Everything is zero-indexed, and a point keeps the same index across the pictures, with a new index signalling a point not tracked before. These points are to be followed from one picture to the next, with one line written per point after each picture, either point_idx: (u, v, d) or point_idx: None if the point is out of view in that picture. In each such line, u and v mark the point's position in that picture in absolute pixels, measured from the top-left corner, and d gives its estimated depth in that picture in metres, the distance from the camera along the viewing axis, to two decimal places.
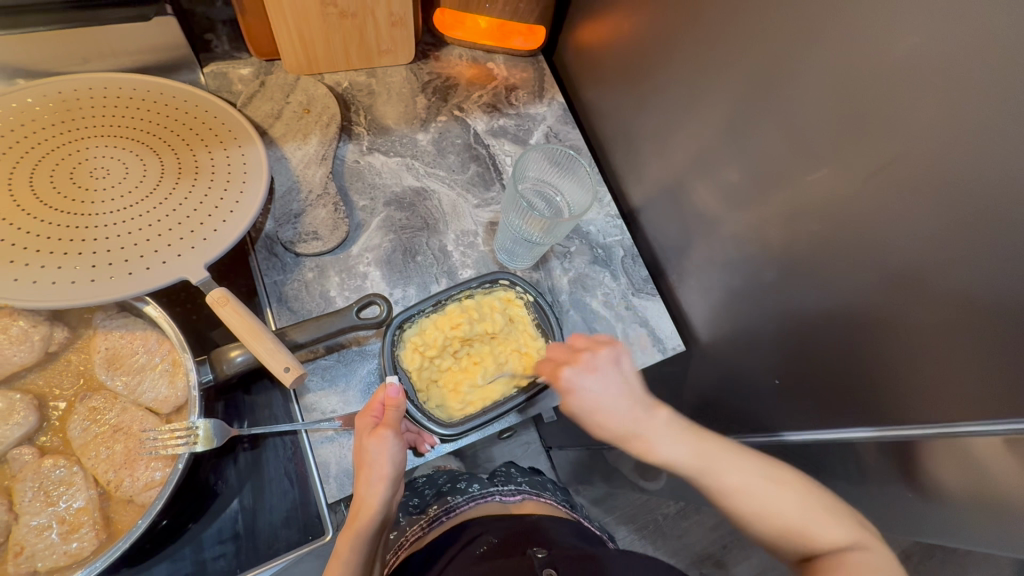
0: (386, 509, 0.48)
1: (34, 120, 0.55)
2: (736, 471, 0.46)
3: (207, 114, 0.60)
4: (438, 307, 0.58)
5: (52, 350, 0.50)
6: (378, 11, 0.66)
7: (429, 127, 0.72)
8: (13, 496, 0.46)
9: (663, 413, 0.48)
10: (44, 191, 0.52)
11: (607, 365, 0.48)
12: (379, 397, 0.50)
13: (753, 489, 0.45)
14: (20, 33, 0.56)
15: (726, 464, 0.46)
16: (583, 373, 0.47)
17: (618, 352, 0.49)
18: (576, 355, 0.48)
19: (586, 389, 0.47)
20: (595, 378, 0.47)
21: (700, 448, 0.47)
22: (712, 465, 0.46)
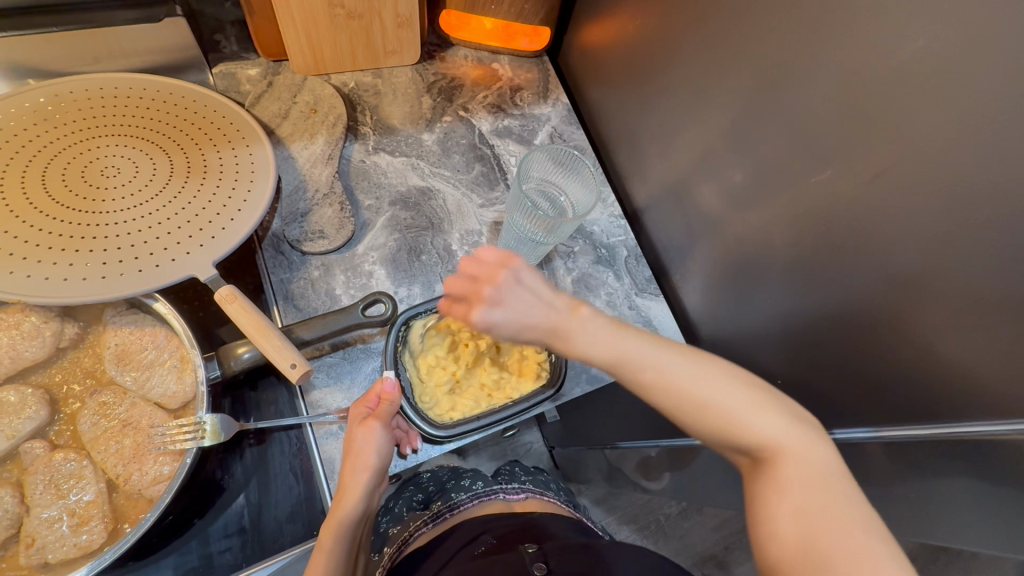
0: (367, 500, 0.49)
1: (46, 120, 0.56)
2: (656, 366, 0.39)
3: (216, 114, 0.60)
4: (446, 307, 0.59)
5: (63, 345, 0.51)
6: (384, 12, 0.67)
7: (434, 127, 0.73)
8: (23, 489, 0.47)
9: (583, 311, 0.39)
10: (57, 189, 0.53)
11: (512, 287, 0.37)
12: (377, 388, 0.50)
13: (669, 379, 0.39)
14: (34, 34, 0.57)
15: (642, 358, 0.39)
16: (491, 306, 0.37)
17: (516, 269, 0.38)
18: (483, 283, 0.37)
19: (496, 322, 0.37)
20: (500, 309, 0.37)
21: (618, 343, 0.39)
22: (629, 356, 0.39)
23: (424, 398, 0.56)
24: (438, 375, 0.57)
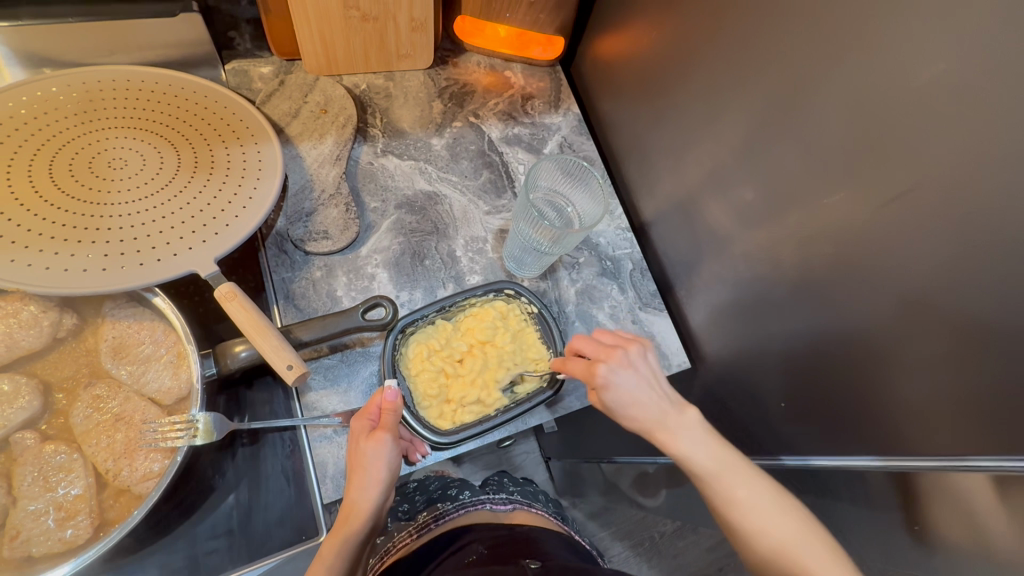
0: (375, 516, 0.48)
1: (57, 109, 0.56)
2: (745, 485, 0.44)
3: (226, 110, 0.60)
4: (440, 313, 0.59)
5: (60, 335, 0.51)
6: (400, 16, 0.67)
7: (443, 132, 0.72)
8: (13, 479, 0.46)
9: (691, 412, 0.47)
10: (62, 178, 0.53)
11: (638, 361, 0.47)
12: (377, 399, 0.49)
13: (754, 504, 0.43)
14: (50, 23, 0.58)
15: (735, 475, 0.45)
16: (618, 368, 0.46)
17: (645, 347, 0.48)
18: (609, 350, 0.47)
19: (620, 383, 0.46)
20: (624, 366, 0.46)
21: (718, 453, 0.45)
22: (724, 475, 0.44)
23: (426, 405, 0.55)
24: (429, 377, 0.56)
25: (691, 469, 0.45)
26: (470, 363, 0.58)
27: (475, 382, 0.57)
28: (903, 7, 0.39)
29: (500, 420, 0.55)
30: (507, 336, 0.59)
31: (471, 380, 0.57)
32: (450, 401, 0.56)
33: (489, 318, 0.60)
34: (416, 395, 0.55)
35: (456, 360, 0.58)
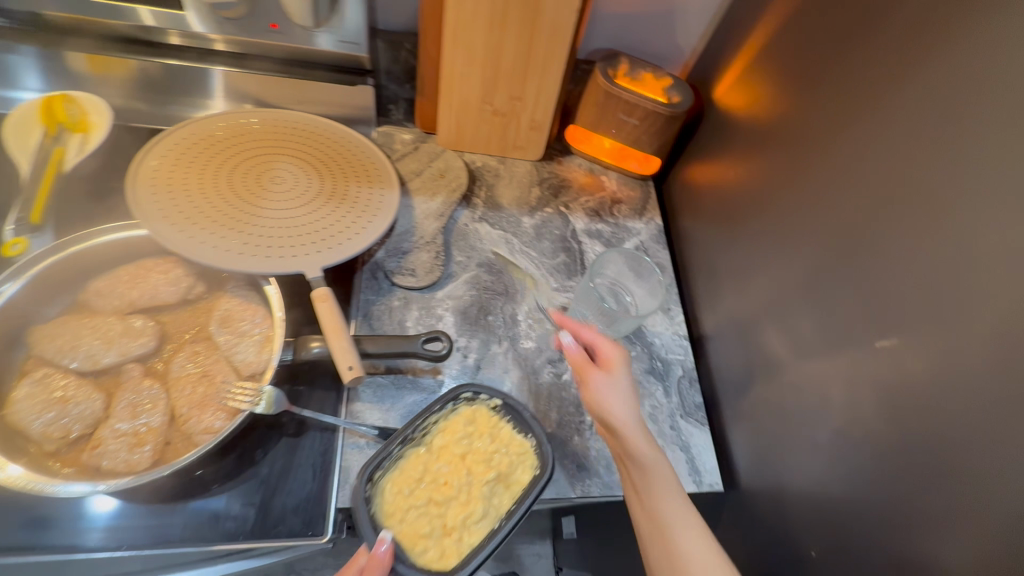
0: None
1: (252, 133, 0.74)
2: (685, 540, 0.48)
3: (369, 160, 0.75)
4: (403, 446, 0.57)
5: (188, 297, 0.62)
6: (523, 116, 0.81)
7: (535, 213, 0.82)
8: (112, 399, 0.55)
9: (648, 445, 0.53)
10: (237, 181, 0.68)
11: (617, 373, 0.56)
12: (360, 560, 0.51)
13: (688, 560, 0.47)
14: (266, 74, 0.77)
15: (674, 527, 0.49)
16: (607, 376, 0.56)
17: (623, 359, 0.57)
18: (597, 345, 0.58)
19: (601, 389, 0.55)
20: (613, 378, 0.55)
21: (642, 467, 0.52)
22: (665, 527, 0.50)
23: (417, 552, 0.53)
24: (409, 517, 0.54)
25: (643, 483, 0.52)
26: (457, 483, 0.57)
27: (469, 498, 0.56)
28: (968, 179, 0.42)
29: (502, 536, 0.53)
30: (484, 443, 0.59)
31: (464, 500, 0.56)
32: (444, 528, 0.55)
33: (457, 433, 0.59)
34: (408, 543, 0.53)
35: (441, 483, 0.57)
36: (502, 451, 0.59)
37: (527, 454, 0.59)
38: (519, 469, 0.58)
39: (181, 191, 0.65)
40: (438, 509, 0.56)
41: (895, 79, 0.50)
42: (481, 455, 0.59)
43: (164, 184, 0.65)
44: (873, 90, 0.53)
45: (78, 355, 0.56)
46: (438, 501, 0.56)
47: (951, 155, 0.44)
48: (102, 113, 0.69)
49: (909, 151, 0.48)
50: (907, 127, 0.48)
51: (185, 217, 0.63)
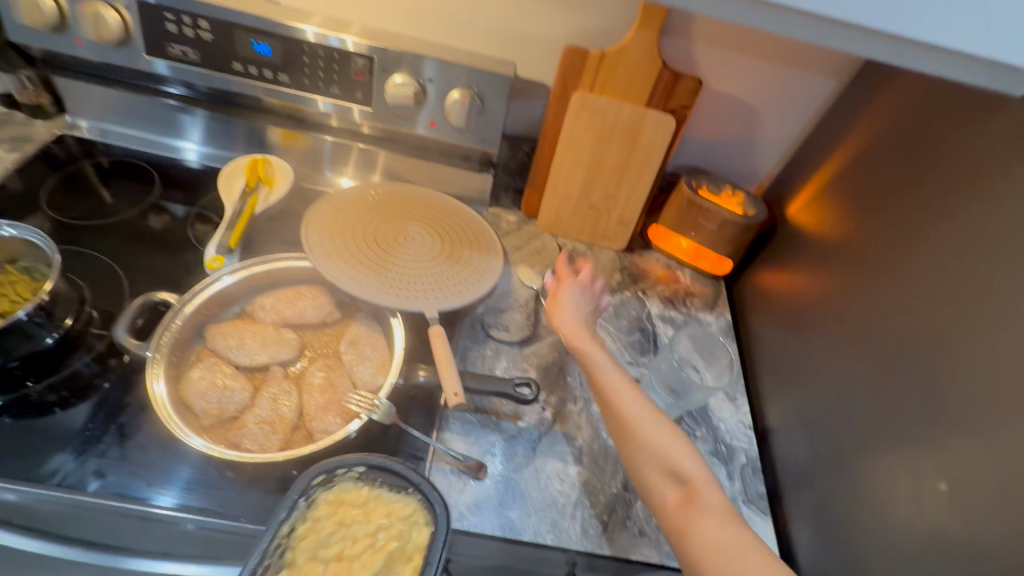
0: None
1: (394, 197, 0.91)
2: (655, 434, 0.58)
3: (482, 233, 0.89)
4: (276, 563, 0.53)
5: (327, 320, 0.75)
6: (614, 213, 0.94)
7: (615, 294, 0.92)
8: (258, 391, 0.67)
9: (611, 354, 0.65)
10: (379, 233, 0.83)
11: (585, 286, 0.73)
12: None
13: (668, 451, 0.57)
14: (407, 155, 0.93)
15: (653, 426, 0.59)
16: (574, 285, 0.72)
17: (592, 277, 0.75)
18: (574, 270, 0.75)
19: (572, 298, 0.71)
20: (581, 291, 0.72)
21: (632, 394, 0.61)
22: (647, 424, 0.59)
23: None
24: None
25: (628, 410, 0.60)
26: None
27: (363, 575, 0.55)
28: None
29: None
30: (365, 524, 0.57)
31: None
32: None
33: (330, 524, 0.56)
34: None
35: None
36: (385, 524, 0.57)
37: (414, 514, 0.56)
38: (410, 536, 0.56)
39: (338, 235, 0.81)
40: None
41: (954, 208, 0.59)
42: (362, 537, 0.57)
43: (325, 230, 0.81)
44: (932, 216, 0.61)
45: (240, 351, 0.69)
46: None
47: (1006, 273, 0.51)
48: (285, 175, 0.89)
49: (970, 267, 0.55)
50: (968, 247, 0.56)
51: (338, 258, 0.77)
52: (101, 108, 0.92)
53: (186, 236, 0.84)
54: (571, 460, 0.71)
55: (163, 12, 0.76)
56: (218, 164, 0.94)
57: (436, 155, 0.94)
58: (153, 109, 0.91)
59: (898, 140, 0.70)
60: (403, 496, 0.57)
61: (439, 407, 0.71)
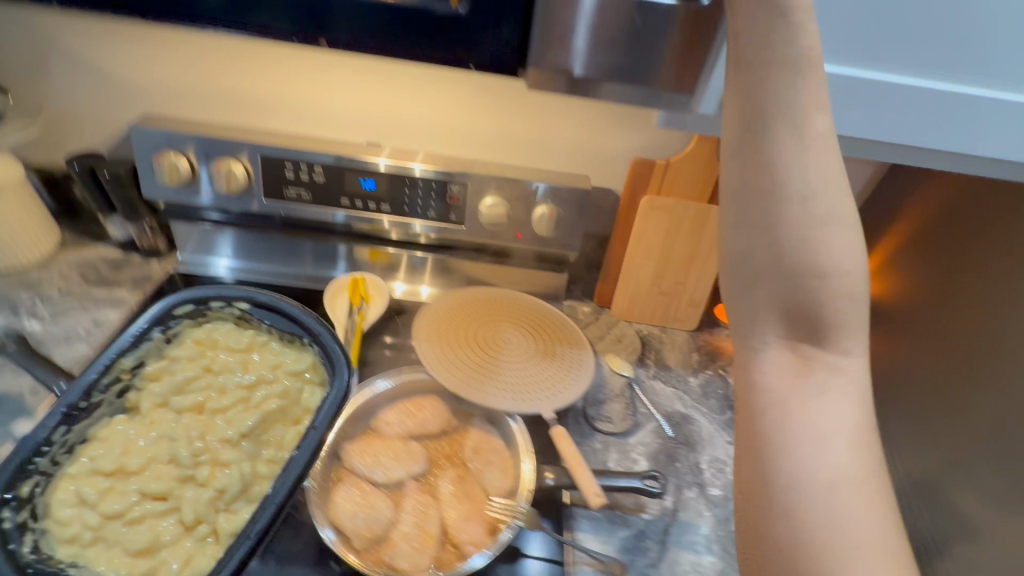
0: None
1: (483, 298, 0.97)
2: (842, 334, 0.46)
3: (569, 327, 0.95)
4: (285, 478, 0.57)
5: (446, 428, 0.79)
6: (685, 297, 1.01)
7: (698, 374, 0.97)
8: (400, 508, 0.70)
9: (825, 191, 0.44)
10: (479, 338, 0.89)
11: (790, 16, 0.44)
12: None
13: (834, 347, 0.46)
14: (484, 261, 1.00)
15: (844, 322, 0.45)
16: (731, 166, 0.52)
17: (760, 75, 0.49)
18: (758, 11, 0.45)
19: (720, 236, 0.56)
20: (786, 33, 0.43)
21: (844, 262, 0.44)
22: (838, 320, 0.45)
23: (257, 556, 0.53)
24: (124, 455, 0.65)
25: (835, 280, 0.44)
26: (213, 394, 0.73)
27: (240, 414, 0.71)
28: None
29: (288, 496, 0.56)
30: (262, 360, 0.76)
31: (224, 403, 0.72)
32: (183, 526, 0.62)
33: (217, 340, 0.77)
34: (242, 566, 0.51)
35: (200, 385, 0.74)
36: (279, 375, 0.75)
37: (314, 369, 0.73)
38: (303, 388, 0.73)
39: (444, 344, 0.87)
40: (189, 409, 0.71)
41: None
42: (238, 367, 0.75)
43: (432, 338, 0.87)
44: None
45: (376, 469, 0.72)
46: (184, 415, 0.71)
47: None
48: (380, 288, 0.98)
49: None
50: None
51: (448, 366, 0.83)
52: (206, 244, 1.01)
53: None
54: (702, 549, 0.72)
55: (283, 163, 0.88)
56: (315, 284, 1.02)
57: (509, 258, 1.01)
58: (254, 241, 0.99)
59: (947, 229, 0.82)
60: (300, 355, 0.75)
61: (566, 508, 0.73)
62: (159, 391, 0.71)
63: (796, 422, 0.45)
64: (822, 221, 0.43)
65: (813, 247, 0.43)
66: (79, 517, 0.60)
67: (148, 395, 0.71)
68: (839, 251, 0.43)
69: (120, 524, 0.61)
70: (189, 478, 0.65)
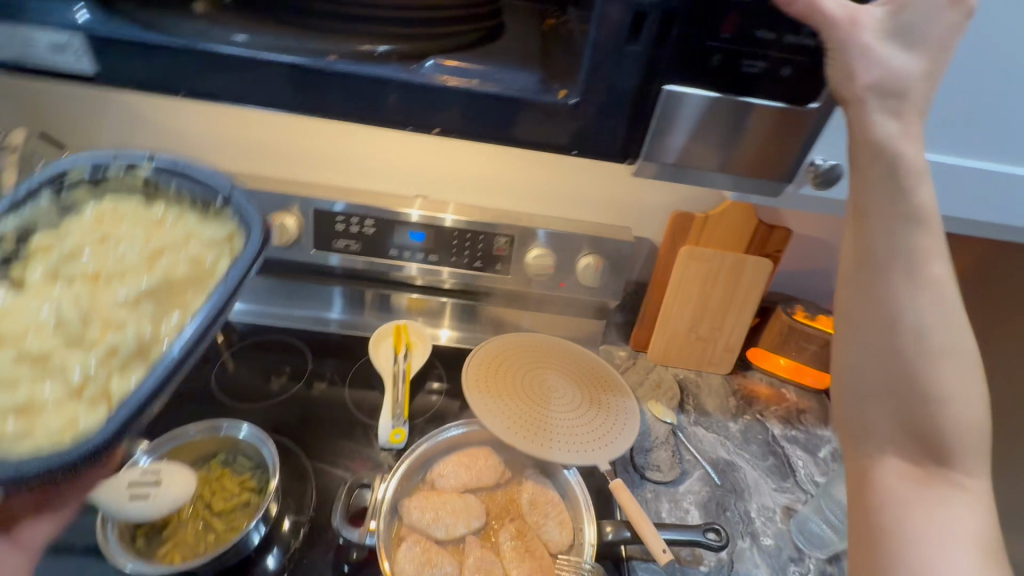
0: None
1: (523, 345, 0.98)
2: (970, 417, 0.52)
3: (608, 373, 0.96)
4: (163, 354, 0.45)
5: (500, 480, 0.79)
6: (720, 342, 1.03)
7: (737, 419, 0.98)
8: (464, 564, 0.70)
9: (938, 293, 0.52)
10: (526, 387, 0.90)
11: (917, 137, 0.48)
12: None
13: (962, 424, 0.52)
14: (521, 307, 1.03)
15: (966, 403, 0.52)
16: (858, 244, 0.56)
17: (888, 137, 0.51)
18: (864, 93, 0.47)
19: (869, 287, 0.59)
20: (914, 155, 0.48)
21: (954, 357, 0.52)
22: (960, 402, 0.52)
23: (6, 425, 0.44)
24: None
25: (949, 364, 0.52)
26: (101, 263, 0.53)
27: (129, 283, 0.51)
28: None
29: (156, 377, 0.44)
30: (160, 225, 0.56)
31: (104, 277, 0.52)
32: (69, 390, 0.46)
33: (121, 202, 0.57)
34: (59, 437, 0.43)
35: (70, 254, 0.53)
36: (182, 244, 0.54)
37: (223, 242, 0.54)
38: (207, 260, 0.53)
39: (494, 394, 0.87)
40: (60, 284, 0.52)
41: None
42: (133, 229, 0.55)
43: (483, 390, 0.87)
44: None
45: (437, 525, 0.72)
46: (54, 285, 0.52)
47: None
48: (421, 334, 0.99)
49: None
50: None
51: (505, 416, 0.84)
52: (247, 292, 1.02)
53: (346, 406, 0.90)
54: None
55: (335, 216, 0.90)
56: (356, 330, 1.03)
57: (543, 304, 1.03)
58: (296, 287, 1.01)
59: None
60: (214, 220, 0.56)
61: (626, 562, 0.73)
62: (54, 258, 0.53)
63: (909, 523, 0.50)
64: (938, 353, 0.52)
65: (930, 375, 0.52)
66: None
67: (37, 266, 0.53)
68: (949, 379, 0.52)
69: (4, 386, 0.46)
70: (77, 341, 0.48)
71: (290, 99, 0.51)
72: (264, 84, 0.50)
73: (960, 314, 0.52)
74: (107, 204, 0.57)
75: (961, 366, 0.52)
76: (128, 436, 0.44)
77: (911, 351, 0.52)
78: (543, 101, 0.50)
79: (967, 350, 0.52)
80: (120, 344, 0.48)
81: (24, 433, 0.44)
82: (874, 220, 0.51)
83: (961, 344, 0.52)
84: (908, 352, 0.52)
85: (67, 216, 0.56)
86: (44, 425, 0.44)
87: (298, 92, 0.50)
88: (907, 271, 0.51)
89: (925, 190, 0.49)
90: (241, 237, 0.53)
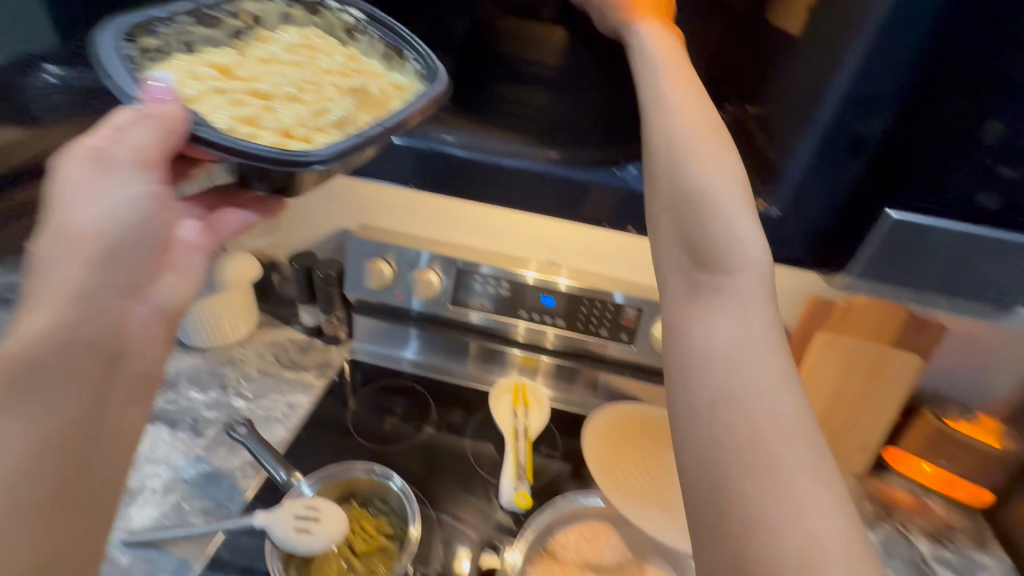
0: None
1: (642, 417, 0.96)
2: (812, 498, 0.39)
3: None
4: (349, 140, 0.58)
5: (623, 562, 0.78)
6: (855, 439, 0.96)
7: (875, 528, 0.91)
8: None
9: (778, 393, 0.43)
10: (651, 465, 0.88)
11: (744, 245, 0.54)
12: None
13: (805, 510, 0.38)
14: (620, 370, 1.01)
15: (793, 467, 0.40)
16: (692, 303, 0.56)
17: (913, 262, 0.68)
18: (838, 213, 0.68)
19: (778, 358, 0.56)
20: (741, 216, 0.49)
21: (751, 405, 0.42)
22: (777, 473, 0.40)
23: (234, 130, 0.58)
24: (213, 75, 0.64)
25: (776, 428, 0.41)
26: (310, 68, 0.68)
27: (327, 88, 0.66)
28: None
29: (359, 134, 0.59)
30: (332, 65, 0.69)
31: (287, 95, 0.64)
32: (283, 130, 0.61)
33: (307, 46, 0.71)
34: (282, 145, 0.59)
35: (299, 61, 0.69)
36: (369, 83, 0.69)
37: (407, 89, 0.69)
38: (380, 101, 0.67)
39: (618, 472, 0.87)
40: (246, 91, 0.63)
41: None
42: (326, 67, 0.69)
43: (604, 461, 0.88)
44: None
45: None
46: (253, 93, 0.63)
47: None
48: (539, 396, 1.01)
49: None
50: None
51: (639, 502, 0.82)
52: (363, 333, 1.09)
53: (466, 459, 0.93)
54: None
55: (474, 276, 0.96)
56: (475, 382, 1.07)
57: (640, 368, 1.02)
58: (411, 333, 1.06)
59: None
60: (400, 71, 0.71)
61: None
62: (274, 49, 0.70)
63: None
64: (745, 395, 0.43)
65: (773, 451, 0.40)
66: (205, 72, 0.64)
67: (262, 48, 0.69)
68: (787, 450, 0.41)
69: (284, 88, 0.65)
70: (295, 98, 0.64)
71: (494, 184, 0.77)
72: (486, 176, 0.77)
73: (795, 370, 0.45)
74: (354, 10, 0.71)
75: (767, 475, 0.40)
76: (334, 163, 0.57)
77: (750, 413, 0.42)
78: (609, 182, 0.74)
79: (783, 414, 0.42)
80: (332, 115, 0.63)
81: (290, 106, 0.63)
82: (674, 271, 0.51)
83: (783, 399, 0.43)
84: (709, 387, 0.44)
85: (279, 30, 0.72)
86: (279, 116, 0.62)
87: (507, 183, 0.77)
88: (696, 307, 0.48)
89: (749, 230, 0.49)
90: (422, 84, 0.69)
